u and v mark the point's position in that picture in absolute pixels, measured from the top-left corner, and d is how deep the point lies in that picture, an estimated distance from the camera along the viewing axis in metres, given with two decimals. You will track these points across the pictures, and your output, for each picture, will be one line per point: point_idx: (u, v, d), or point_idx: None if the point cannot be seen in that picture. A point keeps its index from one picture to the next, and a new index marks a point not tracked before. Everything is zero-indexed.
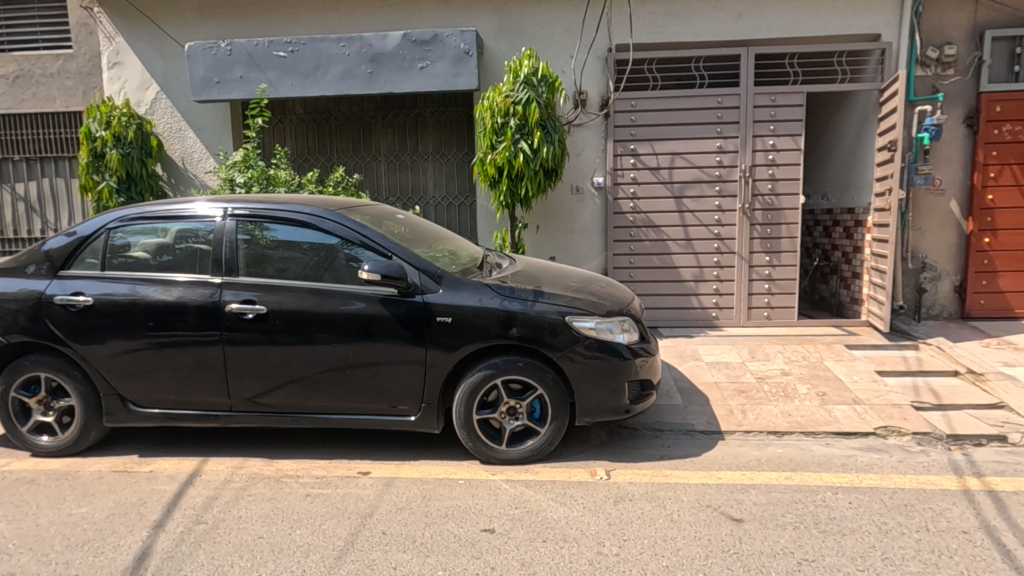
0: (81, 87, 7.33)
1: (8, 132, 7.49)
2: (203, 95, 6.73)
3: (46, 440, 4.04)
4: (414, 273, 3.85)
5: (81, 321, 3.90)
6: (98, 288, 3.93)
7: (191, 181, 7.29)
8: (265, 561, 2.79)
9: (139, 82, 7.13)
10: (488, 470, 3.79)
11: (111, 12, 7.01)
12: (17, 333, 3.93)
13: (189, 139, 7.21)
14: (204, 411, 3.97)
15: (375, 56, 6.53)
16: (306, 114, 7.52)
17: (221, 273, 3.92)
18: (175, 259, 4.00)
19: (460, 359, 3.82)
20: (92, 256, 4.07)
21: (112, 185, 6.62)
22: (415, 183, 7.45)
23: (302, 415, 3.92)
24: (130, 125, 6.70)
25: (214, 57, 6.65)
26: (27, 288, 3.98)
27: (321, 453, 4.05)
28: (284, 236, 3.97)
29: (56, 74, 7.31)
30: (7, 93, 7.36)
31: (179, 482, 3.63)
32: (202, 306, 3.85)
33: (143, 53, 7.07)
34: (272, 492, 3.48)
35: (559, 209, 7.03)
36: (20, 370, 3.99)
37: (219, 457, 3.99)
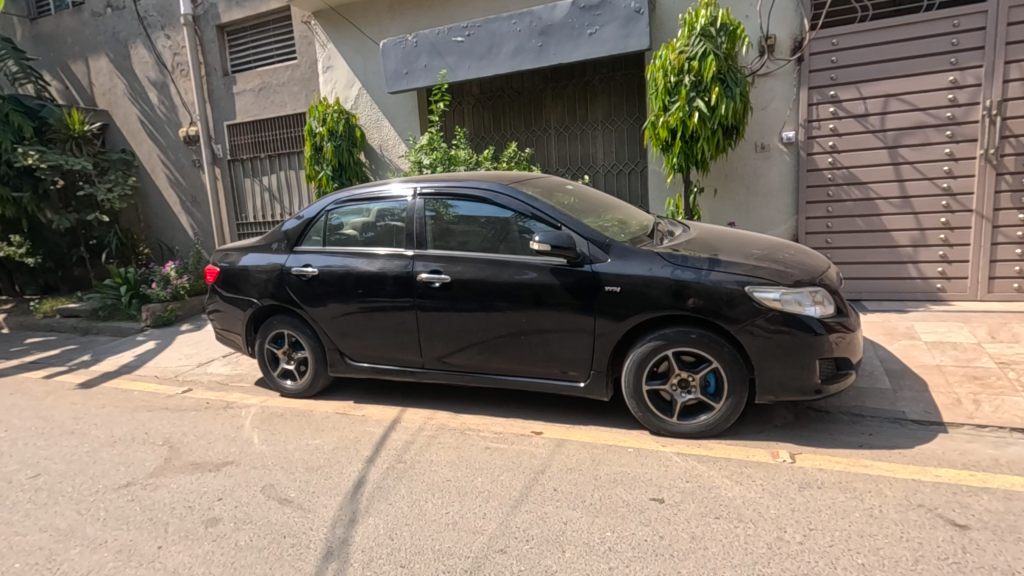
0: (304, 91, 8.69)
1: (256, 135, 9.19)
2: (395, 86, 7.50)
3: (290, 384, 5.02)
4: (583, 243, 3.89)
5: (311, 288, 4.72)
6: (321, 261, 4.71)
7: (388, 165, 8.22)
8: (453, 501, 3.14)
9: (346, 81, 8.20)
10: (658, 442, 3.75)
11: (326, 24, 8.16)
12: (267, 297, 4.91)
13: (385, 128, 8.12)
14: (402, 367, 4.55)
15: (544, 29, 6.60)
16: (482, 94, 7.93)
17: (413, 246, 4.41)
18: (377, 235, 4.61)
19: (630, 329, 3.79)
20: (316, 234, 4.88)
21: (328, 173, 7.77)
22: (585, 153, 7.43)
23: (482, 375, 4.28)
24: (341, 120, 7.79)
25: (403, 51, 7.34)
26: (272, 261, 4.93)
27: (498, 411, 4.39)
28: (464, 211, 4.31)
29: (287, 83, 8.77)
30: (256, 102, 9.05)
31: (384, 426, 4.25)
32: (399, 276, 4.38)
33: (349, 55, 8.10)
34: (458, 442, 3.89)
35: (741, 169, 6.43)
36: (271, 326, 4.99)
37: (415, 408, 4.56)
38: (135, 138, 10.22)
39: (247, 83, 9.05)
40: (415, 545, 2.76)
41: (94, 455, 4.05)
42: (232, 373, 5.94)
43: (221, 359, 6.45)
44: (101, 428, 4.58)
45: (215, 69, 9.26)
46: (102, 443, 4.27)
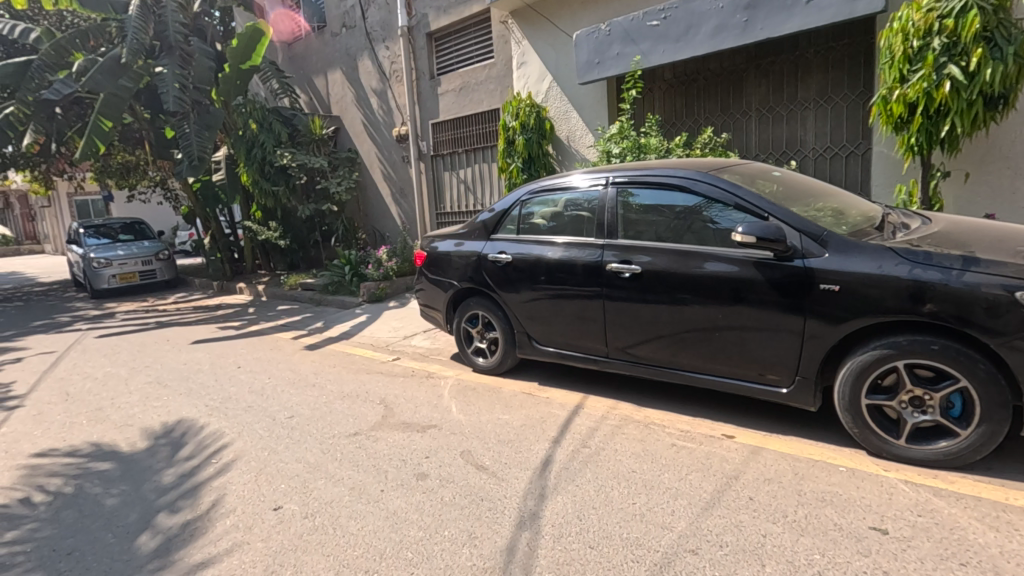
0: (499, 88, 9.24)
1: (455, 131, 10.04)
2: (586, 77, 7.57)
3: (481, 361, 5.44)
4: (794, 235, 3.54)
5: (505, 273, 5.03)
6: (515, 248, 5.00)
7: (574, 156, 8.34)
8: (640, 493, 3.12)
9: (539, 75, 8.49)
10: (877, 465, 3.28)
11: (522, 21, 8.53)
12: (466, 280, 5.34)
13: (574, 119, 8.26)
14: (587, 354, 4.64)
15: (751, 2, 6.08)
16: (674, 78, 7.59)
17: (604, 236, 4.44)
18: (567, 224, 4.74)
19: (848, 333, 3.35)
20: (511, 224, 5.19)
21: (519, 165, 8.19)
22: (792, 136, 6.72)
23: (668, 370, 4.17)
24: (532, 114, 8.14)
25: (596, 40, 7.36)
26: (471, 248, 5.36)
27: (684, 408, 4.24)
28: (658, 201, 4.21)
29: (485, 81, 9.40)
30: (456, 101, 9.86)
31: (568, 410, 4.39)
32: (588, 265, 4.45)
33: (542, 49, 8.37)
34: (642, 435, 3.85)
35: (1007, 148, 5.24)
36: (468, 307, 5.44)
37: (597, 396, 4.62)
38: (359, 139, 11.85)
39: (450, 84, 9.90)
40: (602, 529, 2.81)
41: (331, 406, 4.85)
42: (432, 347, 6.64)
43: (422, 334, 7.24)
44: (334, 384, 5.47)
45: (424, 74, 10.27)
46: (336, 396, 5.10)
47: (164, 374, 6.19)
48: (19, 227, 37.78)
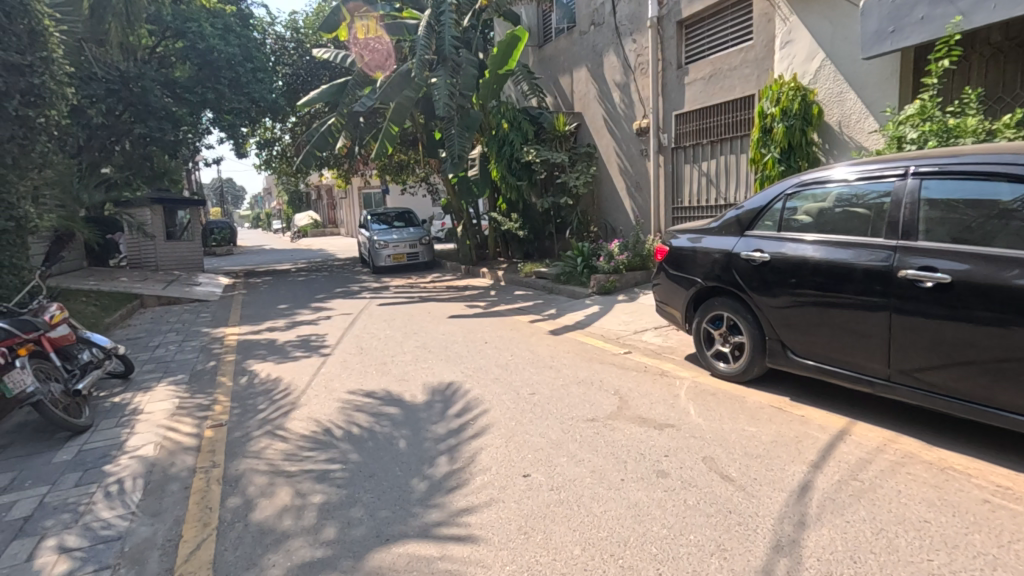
0: (756, 72, 8.49)
1: (701, 122, 9.57)
2: (872, 50, 6.44)
3: (722, 365, 5.08)
4: None
5: (759, 274, 4.60)
6: (774, 246, 4.56)
7: (847, 145, 7.22)
8: (937, 549, 2.57)
9: (807, 54, 7.51)
10: None
11: None
12: (712, 279, 5.00)
13: (850, 101, 7.13)
14: (858, 374, 3.99)
15: None
16: (1005, 42, 6.04)
17: (896, 237, 3.79)
18: (844, 221, 4.18)
19: None
20: (770, 219, 4.75)
21: (775, 156, 7.49)
22: None
23: (980, 407, 3.35)
24: (797, 98, 7.35)
25: (892, 5, 6.20)
26: (719, 244, 5.02)
27: (1000, 459, 3.36)
28: (982, 195, 3.45)
29: (739, 66, 8.74)
30: (705, 90, 9.37)
31: (831, 434, 3.84)
32: (871, 269, 3.82)
33: (815, 24, 7.41)
34: (937, 480, 3.16)
35: None
36: (711, 307, 5.10)
37: (869, 424, 3.95)
38: (598, 134, 12.06)
39: (699, 73, 9.43)
40: None
41: (568, 389, 5.09)
42: (664, 344, 6.47)
43: (653, 330, 7.11)
44: (569, 369, 5.71)
45: (671, 64, 9.96)
46: (572, 381, 5.32)
47: (428, 341, 7.25)
48: (326, 214, 48.18)
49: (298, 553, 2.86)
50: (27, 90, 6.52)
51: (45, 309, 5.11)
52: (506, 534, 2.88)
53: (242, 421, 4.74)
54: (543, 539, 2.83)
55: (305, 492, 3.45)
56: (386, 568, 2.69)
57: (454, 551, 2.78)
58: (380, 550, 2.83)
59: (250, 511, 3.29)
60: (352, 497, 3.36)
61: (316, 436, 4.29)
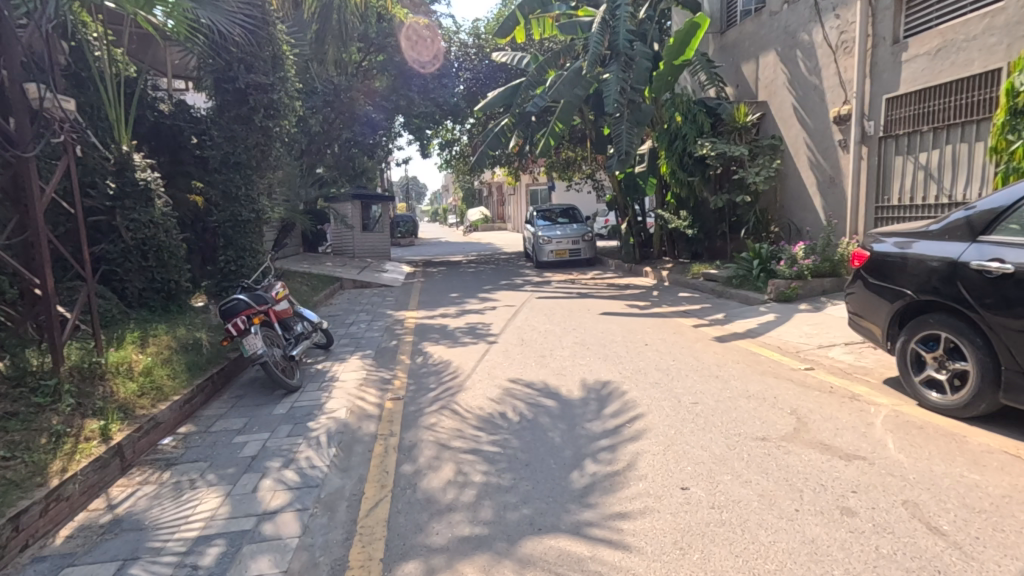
0: (1006, 40, 6.96)
1: (921, 105, 8.12)
2: None
3: (934, 396, 4.26)
4: None
5: (998, 288, 3.76)
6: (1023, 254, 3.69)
7: None
8: None
9: None
10: None
11: None
12: (927, 291, 4.21)
13: None
14: None
15: None
16: None
17: None
18: None
19: None
20: (1016, 222, 3.86)
21: None
22: None
23: None
24: None
25: None
26: (943, 250, 4.18)
27: None
28: None
29: (980, 35, 7.24)
30: (928, 67, 7.93)
31: None
32: None
33: None
34: None
35: None
36: (923, 325, 4.30)
37: None
38: (785, 124, 10.88)
39: (923, 46, 7.99)
40: None
41: (736, 402, 4.69)
42: (856, 364, 5.64)
43: (843, 346, 6.25)
44: (738, 381, 5.27)
45: (884, 39, 8.60)
46: (741, 394, 4.90)
47: (587, 337, 7.26)
48: (496, 209, 50.89)
49: (458, 526, 3.07)
50: (268, 104, 7.85)
51: (272, 286, 6.19)
52: (660, 546, 2.76)
53: (416, 398, 5.22)
54: (701, 559, 2.65)
55: (467, 471, 3.69)
56: (538, 557, 2.76)
57: (606, 554, 2.74)
58: (533, 539, 2.91)
59: (419, 481, 3.61)
60: (509, 483, 3.50)
61: (478, 420, 4.55)
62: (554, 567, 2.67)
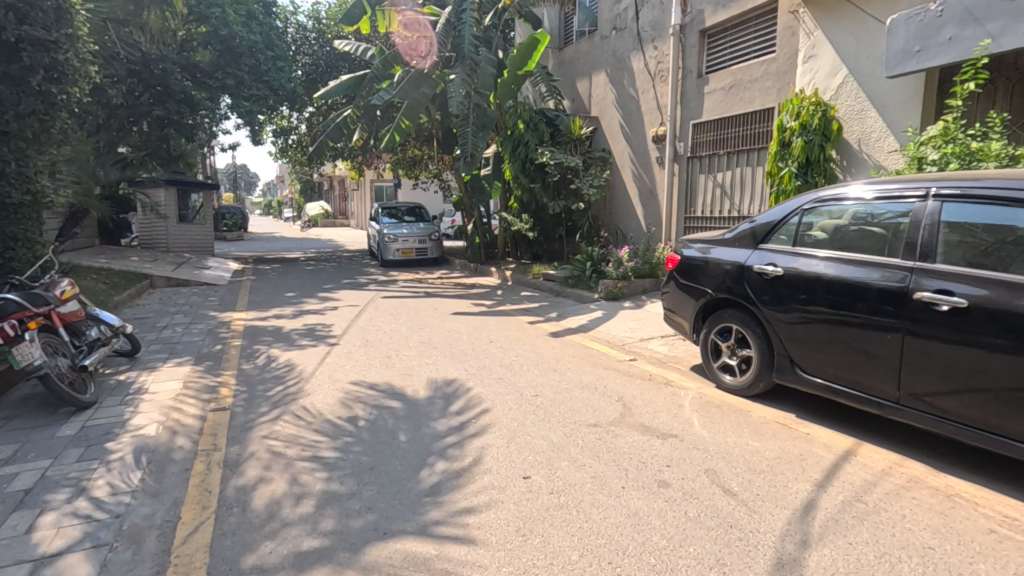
0: (777, 85, 8.45)
1: (719, 132, 9.52)
2: (896, 70, 6.43)
3: (728, 378, 5.04)
4: None
5: (772, 288, 4.55)
6: (788, 260, 4.52)
7: (866, 163, 7.16)
8: None
9: (830, 70, 7.46)
10: None
11: (817, 9, 7.58)
12: (723, 290, 4.96)
13: (870, 119, 7.08)
14: (866, 395, 3.95)
15: None
16: None
17: (914, 257, 3.76)
18: (855, 240, 4.18)
19: None
20: (784, 234, 4.72)
21: (792, 170, 7.46)
22: None
23: (988, 435, 3.32)
24: (817, 113, 7.30)
25: (919, 24, 6.18)
26: (733, 255, 4.98)
27: (1005, 489, 3.33)
28: (984, 220, 3.50)
29: (760, 78, 8.70)
30: (723, 101, 9.33)
31: (836, 454, 3.80)
32: (886, 289, 3.78)
33: (841, 41, 7.33)
34: (941, 506, 3.13)
35: None
36: (720, 319, 5.06)
37: (875, 446, 3.92)
38: (614, 139, 12.00)
39: (719, 82, 9.39)
40: None
41: (572, 392, 5.07)
42: (670, 354, 6.44)
43: (659, 339, 7.09)
44: (574, 373, 5.69)
45: (691, 72, 9.94)
46: (576, 385, 5.30)
47: (433, 336, 7.25)
48: (338, 205, 48.38)
49: (294, 541, 2.86)
50: (49, 66, 6.52)
51: (56, 284, 5.16)
52: (504, 536, 2.87)
53: (246, 407, 4.74)
54: (541, 542, 2.81)
55: (306, 481, 3.45)
56: (382, 563, 2.68)
57: (452, 550, 2.76)
58: (378, 545, 2.82)
59: (248, 498, 3.28)
60: (352, 489, 3.36)
61: (317, 425, 4.28)
62: (399, 571, 2.62)
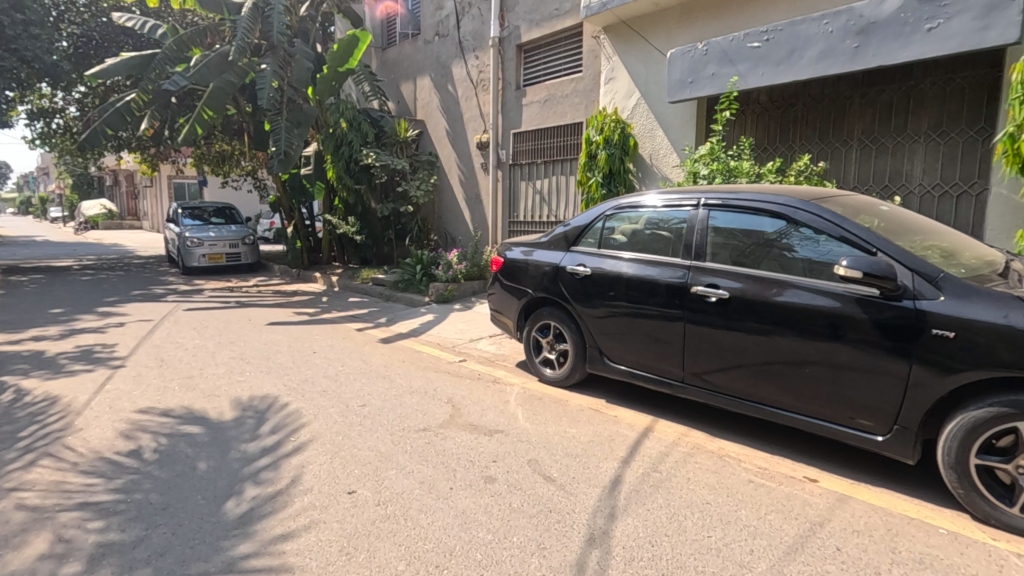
0: (584, 102, 9.30)
1: (537, 142, 10.15)
2: (676, 96, 7.50)
3: (548, 372, 5.40)
4: (905, 274, 3.34)
5: (582, 286, 4.99)
6: (594, 262, 4.99)
7: (656, 175, 8.26)
8: (714, 526, 3.00)
9: (626, 92, 8.46)
10: (983, 532, 3.00)
11: (614, 38, 8.54)
12: (541, 290, 5.30)
13: (658, 138, 8.18)
14: (659, 377, 4.54)
15: (864, 28, 5.85)
16: (770, 102, 7.44)
17: (690, 257, 4.39)
18: (647, 242, 4.76)
19: (958, 387, 3.12)
20: (592, 237, 5.19)
21: (598, 180, 8.26)
22: (895, 169, 6.45)
23: (746, 402, 4.03)
24: (617, 130, 8.19)
25: (691, 59, 7.30)
26: (549, 257, 5.35)
27: (759, 445, 4.08)
28: (739, 225, 4.22)
29: (570, 94, 9.48)
30: (540, 113, 9.99)
31: (638, 431, 4.30)
32: (671, 285, 4.38)
33: (633, 67, 8.33)
34: (716, 466, 3.72)
35: None
36: (540, 317, 5.41)
37: (667, 421, 4.51)
38: (440, 144, 12.11)
39: (535, 95, 10.02)
40: (676, 558, 2.73)
41: (400, 399, 4.97)
42: (497, 352, 6.69)
43: (487, 339, 7.32)
44: (403, 379, 5.60)
45: (510, 84, 10.46)
46: (405, 390, 5.22)
47: (245, 351, 6.56)
48: (124, 203, 41.29)
49: None
50: None
51: None
52: (325, 558, 2.70)
53: None
54: (366, 558, 2.71)
55: (73, 535, 2.87)
56: None
57: None
58: None
59: None
60: (139, 536, 2.88)
61: (92, 466, 3.59)
62: None
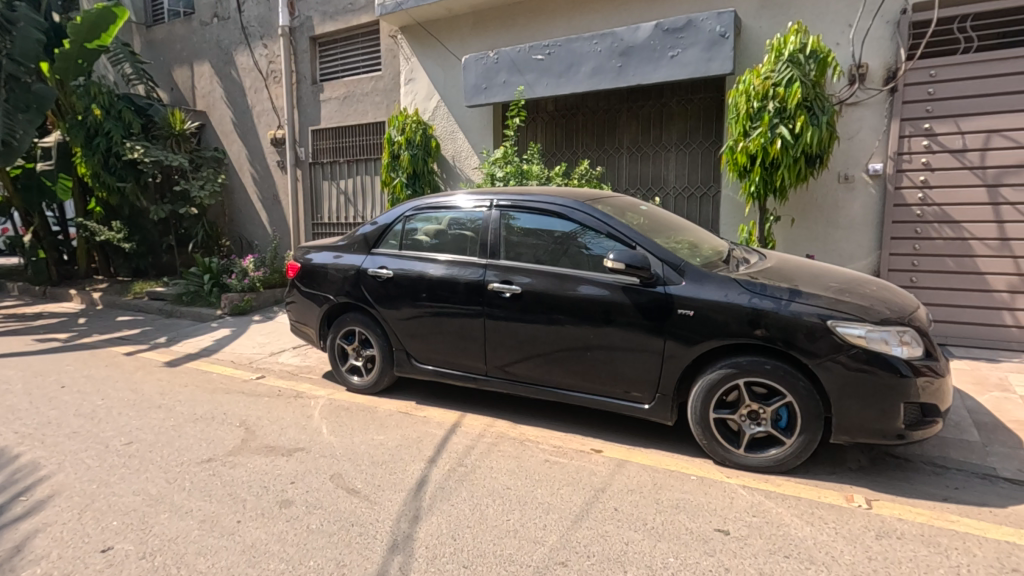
0: (386, 101, 9.13)
1: (338, 140, 9.68)
2: (473, 100, 7.80)
3: (356, 379, 5.20)
4: (657, 264, 3.91)
5: (384, 289, 4.90)
6: (395, 264, 4.92)
7: (459, 176, 8.49)
8: (513, 509, 3.18)
9: (426, 94, 8.56)
10: (722, 472, 3.66)
11: (412, 39, 8.57)
12: (343, 295, 5.08)
13: (460, 140, 8.42)
14: (465, 373, 4.67)
15: (625, 50, 6.71)
16: (556, 111, 8.15)
17: (486, 255, 4.58)
18: (447, 242, 4.84)
19: (699, 355, 3.75)
20: (393, 239, 5.11)
21: (403, 180, 8.17)
22: (656, 174, 7.53)
23: (541, 387, 4.36)
24: (418, 131, 8.19)
25: (483, 66, 7.64)
26: (350, 261, 5.15)
27: (555, 425, 4.43)
28: (527, 224, 4.50)
29: (370, 93, 9.23)
30: (339, 110, 9.54)
31: (446, 428, 4.36)
32: (471, 283, 4.52)
33: (432, 69, 8.45)
34: (517, 452, 3.95)
35: (822, 199, 6.35)
36: (344, 323, 5.17)
37: (474, 414, 4.66)
38: (227, 139, 10.90)
39: (333, 92, 9.56)
40: (477, 548, 2.82)
41: (179, 429, 4.34)
42: (301, 364, 6.24)
43: (291, 350, 6.79)
44: (185, 406, 4.90)
45: (305, 78, 9.83)
46: (186, 419, 4.57)
47: None
48: None
49: None
50: None
51: None
52: None
53: None
54: None
55: None
56: None
57: None
58: None
59: None
60: None
61: None
62: None
